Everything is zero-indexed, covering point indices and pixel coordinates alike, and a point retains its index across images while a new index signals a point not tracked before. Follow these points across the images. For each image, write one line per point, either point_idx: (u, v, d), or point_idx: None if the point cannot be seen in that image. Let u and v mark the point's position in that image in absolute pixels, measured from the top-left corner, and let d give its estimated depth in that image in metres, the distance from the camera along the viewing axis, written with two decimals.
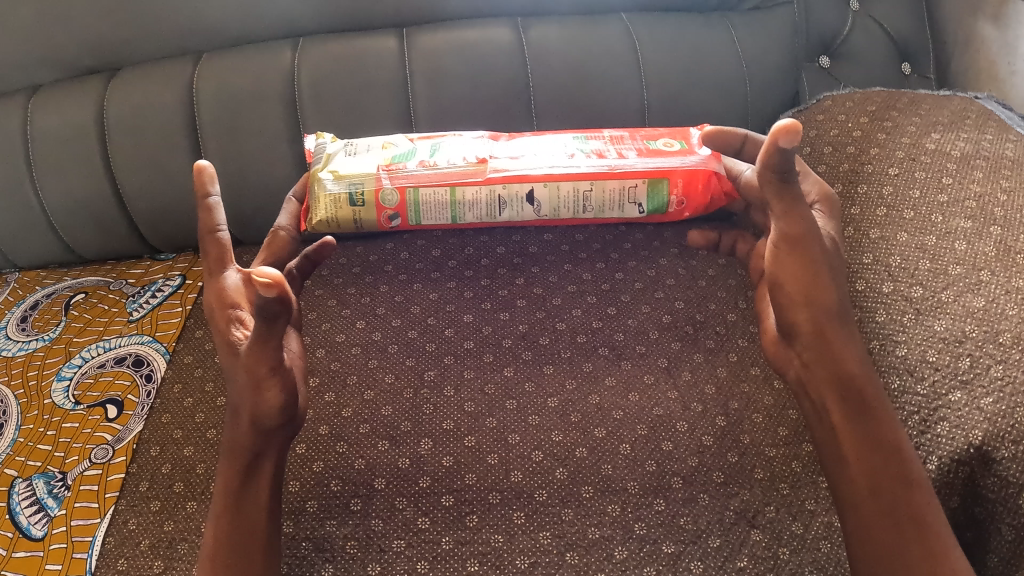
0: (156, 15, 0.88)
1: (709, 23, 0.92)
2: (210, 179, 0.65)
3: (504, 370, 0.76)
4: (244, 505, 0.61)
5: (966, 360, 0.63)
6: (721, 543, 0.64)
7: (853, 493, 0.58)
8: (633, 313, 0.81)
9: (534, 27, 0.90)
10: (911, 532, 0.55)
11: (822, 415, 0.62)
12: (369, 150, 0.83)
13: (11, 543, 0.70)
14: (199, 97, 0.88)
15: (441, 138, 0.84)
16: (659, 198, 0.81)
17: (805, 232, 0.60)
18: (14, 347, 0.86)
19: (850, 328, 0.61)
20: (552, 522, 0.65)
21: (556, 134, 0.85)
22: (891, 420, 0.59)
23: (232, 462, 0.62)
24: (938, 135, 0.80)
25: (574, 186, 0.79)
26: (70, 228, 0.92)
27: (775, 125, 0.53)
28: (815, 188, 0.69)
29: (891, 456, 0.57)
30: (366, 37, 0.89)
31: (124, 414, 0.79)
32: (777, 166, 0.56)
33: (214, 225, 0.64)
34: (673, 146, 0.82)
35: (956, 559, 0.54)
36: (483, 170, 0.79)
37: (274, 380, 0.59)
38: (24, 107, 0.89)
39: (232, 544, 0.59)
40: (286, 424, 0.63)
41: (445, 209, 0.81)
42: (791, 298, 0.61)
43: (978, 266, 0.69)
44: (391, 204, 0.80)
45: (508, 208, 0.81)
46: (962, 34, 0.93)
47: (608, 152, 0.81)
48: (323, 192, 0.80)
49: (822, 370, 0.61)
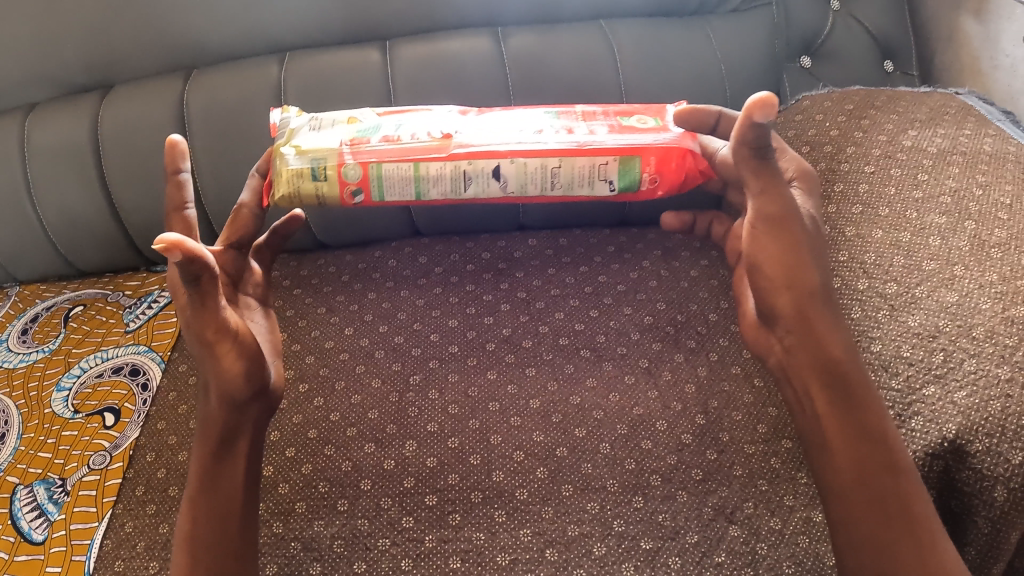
0: (143, 32, 0.90)
1: (687, 27, 0.93)
2: (180, 155, 0.64)
3: (488, 373, 0.78)
4: (221, 486, 0.63)
5: (939, 354, 0.64)
6: (699, 538, 0.65)
7: (839, 482, 0.60)
8: (615, 315, 0.82)
9: (515, 35, 0.91)
10: (900, 520, 0.57)
11: (806, 404, 0.63)
12: (334, 124, 0.80)
13: (12, 547, 0.72)
14: (188, 112, 0.90)
15: (409, 114, 0.81)
16: (631, 175, 0.77)
17: (783, 211, 0.60)
18: (16, 359, 0.88)
19: (833, 310, 0.62)
20: (533, 520, 0.67)
21: (528, 110, 0.82)
22: (875, 404, 0.61)
23: (206, 439, 0.63)
24: (914, 132, 0.81)
25: (542, 162, 0.76)
26: (68, 241, 0.94)
27: (749, 99, 0.55)
28: (793, 166, 0.70)
29: (878, 446, 0.59)
30: (351, 50, 0.91)
31: (121, 421, 0.81)
32: (750, 140, 0.58)
33: (181, 202, 0.64)
34: (647, 123, 0.80)
35: (945, 547, 0.55)
36: (447, 144, 0.75)
37: (226, 345, 0.60)
38: (20, 125, 0.92)
39: (210, 524, 0.61)
40: (258, 397, 0.65)
41: (408, 184, 0.77)
42: (772, 284, 0.62)
43: (952, 261, 0.70)
44: (354, 178, 0.76)
45: (474, 184, 0.77)
46: (946, 30, 0.95)
47: (579, 128, 0.78)
48: (285, 165, 0.76)
49: (804, 355, 0.62)
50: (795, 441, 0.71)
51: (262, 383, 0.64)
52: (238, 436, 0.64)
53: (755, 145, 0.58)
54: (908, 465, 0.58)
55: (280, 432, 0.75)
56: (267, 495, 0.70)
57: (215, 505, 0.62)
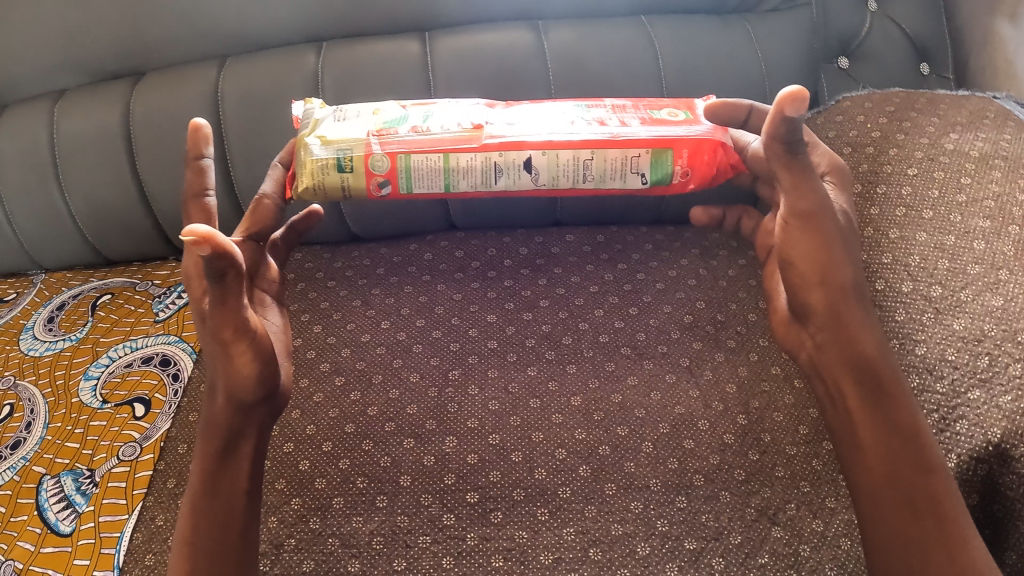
0: (178, 20, 0.89)
1: (727, 25, 0.92)
2: (204, 139, 0.62)
3: (528, 370, 0.77)
4: (224, 490, 0.62)
5: (984, 358, 0.64)
6: (742, 539, 0.65)
7: (869, 481, 0.58)
8: (654, 313, 0.82)
9: (555, 30, 0.91)
10: (929, 519, 0.55)
11: (837, 401, 0.62)
12: (358, 115, 0.78)
13: (39, 538, 0.71)
14: (223, 105, 0.89)
15: (434, 106, 0.79)
16: (663, 167, 0.76)
17: (815, 207, 0.60)
18: (41, 347, 0.87)
19: (864, 308, 0.62)
20: (575, 519, 0.66)
21: (555, 103, 0.80)
22: (906, 401, 0.59)
23: (210, 441, 0.62)
24: (956, 135, 0.81)
25: (574, 154, 0.75)
26: (96, 229, 0.94)
27: (781, 93, 0.54)
28: (824, 159, 0.69)
29: (909, 442, 0.58)
30: (389, 41, 0.90)
31: (151, 412, 0.80)
32: (783, 135, 0.58)
33: (201, 188, 0.63)
34: (678, 116, 0.78)
35: (977, 543, 0.54)
36: (477, 135, 0.74)
37: (242, 345, 0.59)
38: (50, 111, 0.91)
39: (212, 527, 0.60)
40: (264, 401, 0.63)
41: (438, 176, 0.75)
42: (803, 279, 0.61)
43: (997, 265, 0.69)
44: (382, 170, 0.75)
45: (504, 176, 0.76)
46: (980, 34, 0.93)
47: (610, 120, 0.77)
48: (309, 156, 0.74)
49: (834, 352, 0.62)
50: None
51: (271, 387, 0.63)
52: (241, 439, 0.63)
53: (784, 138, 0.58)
54: (939, 462, 0.57)
55: (315, 426, 0.74)
56: (303, 490, 0.70)
57: (217, 509, 0.61)
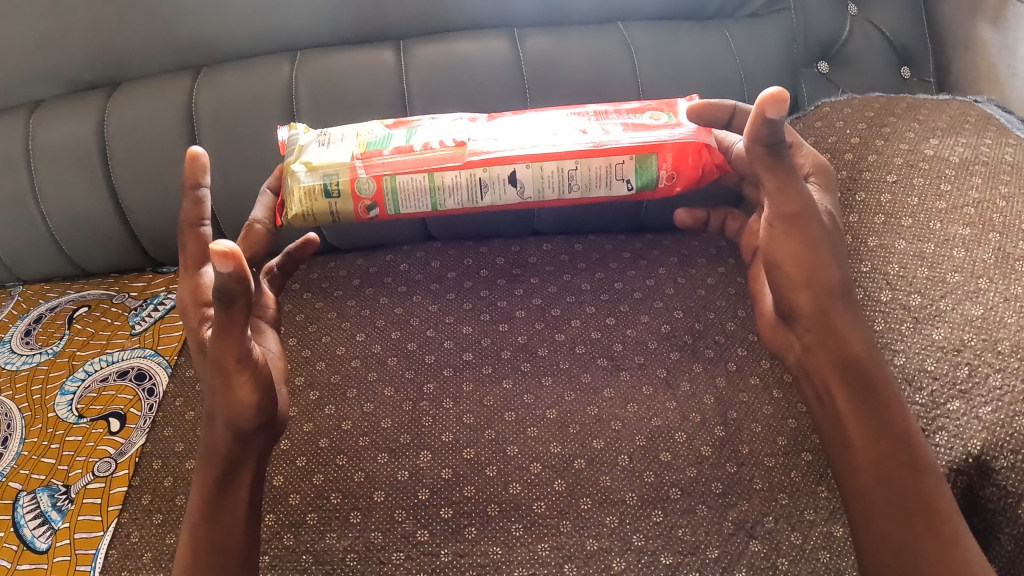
0: (150, 30, 0.88)
1: (705, 31, 0.91)
2: (202, 168, 0.61)
3: (503, 382, 0.76)
4: (222, 517, 0.61)
5: (964, 368, 0.63)
6: (719, 553, 0.64)
7: (860, 483, 0.57)
8: (632, 323, 0.81)
9: (532, 37, 0.90)
10: (921, 519, 0.54)
11: (825, 403, 0.61)
12: (343, 138, 0.77)
13: (14, 555, 0.70)
14: (198, 116, 0.88)
15: (418, 123, 0.79)
16: (648, 173, 0.75)
17: (801, 209, 0.59)
18: (18, 361, 0.86)
19: (853, 310, 0.61)
20: (550, 533, 0.65)
21: (540, 113, 0.79)
22: (898, 402, 0.58)
23: (209, 470, 0.62)
24: (936, 140, 0.80)
25: (558, 165, 0.74)
26: (72, 241, 0.93)
27: (761, 95, 0.54)
28: (809, 160, 0.68)
29: (900, 442, 0.57)
30: (364, 50, 0.89)
31: (126, 427, 0.79)
32: (764, 139, 0.56)
33: (197, 219, 0.62)
34: (661, 119, 0.76)
35: (971, 546, 0.53)
36: (461, 154, 0.73)
37: (244, 376, 0.57)
38: (25, 122, 0.90)
39: (209, 552, 0.60)
40: (264, 428, 0.62)
41: (424, 195, 0.75)
42: (790, 281, 0.60)
43: (977, 274, 0.69)
44: (368, 193, 0.74)
45: (490, 192, 0.75)
46: (963, 35, 0.94)
47: (593, 128, 0.76)
48: (296, 183, 0.74)
49: (824, 354, 0.60)
50: (815, 455, 0.70)
51: (271, 416, 0.62)
52: (241, 467, 0.62)
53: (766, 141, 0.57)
54: (930, 462, 0.56)
55: (290, 441, 0.73)
56: (277, 506, 0.69)
57: (215, 538, 0.60)
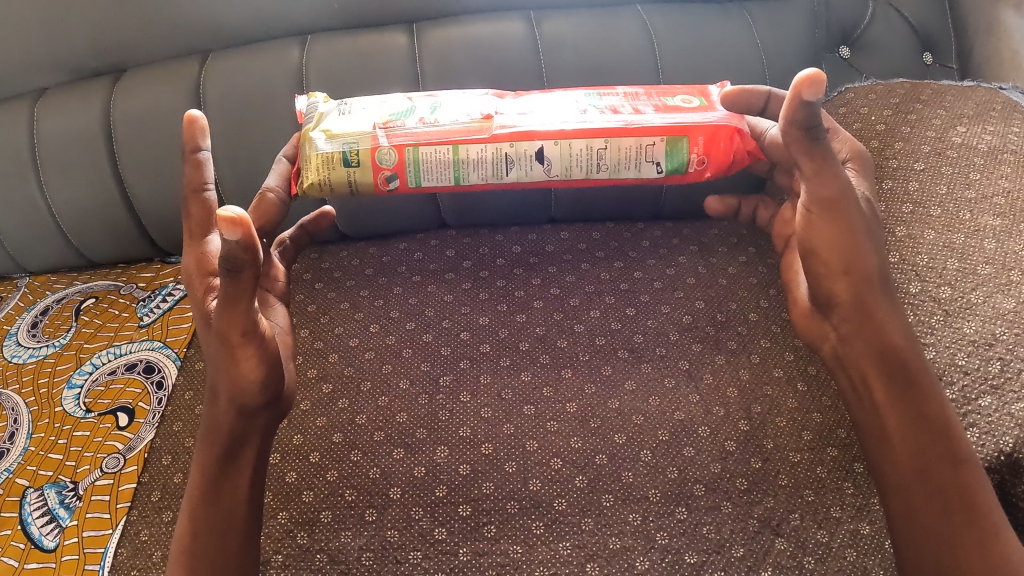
0: (154, 17, 0.86)
1: (725, 13, 0.88)
2: (200, 131, 0.60)
3: (522, 375, 0.75)
4: (224, 498, 0.59)
5: (996, 363, 0.62)
6: (745, 552, 0.62)
7: (897, 475, 0.56)
8: (653, 314, 0.79)
9: (547, 20, 0.87)
10: (959, 514, 0.53)
11: (863, 396, 0.59)
12: (363, 109, 0.75)
13: (22, 554, 0.69)
14: (205, 102, 0.86)
15: (442, 96, 0.77)
16: (679, 156, 0.73)
17: (838, 193, 0.57)
18: (25, 354, 0.85)
19: (892, 297, 0.59)
20: (572, 532, 0.64)
21: (566, 91, 0.77)
22: (937, 393, 0.56)
23: (211, 446, 0.60)
24: (963, 128, 0.78)
25: (587, 143, 0.72)
26: (79, 232, 0.91)
27: (797, 76, 0.51)
28: (846, 146, 0.67)
29: (938, 435, 0.55)
30: (376, 33, 0.86)
31: (135, 422, 0.78)
32: (800, 122, 0.54)
33: (201, 182, 0.60)
34: (693, 102, 0.74)
35: (1010, 539, 0.51)
36: (486, 126, 0.71)
37: (249, 349, 0.57)
38: (29, 111, 0.88)
39: (209, 534, 0.58)
40: (269, 406, 0.61)
41: (447, 168, 0.73)
42: (828, 268, 0.58)
43: (1009, 266, 0.67)
44: (389, 164, 0.72)
45: (516, 168, 0.73)
46: (984, 21, 0.89)
47: (624, 108, 0.74)
48: (314, 150, 0.72)
49: (861, 345, 0.59)
50: (842, 450, 0.68)
51: (276, 393, 0.61)
52: (245, 445, 0.61)
53: (803, 125, 0.54)
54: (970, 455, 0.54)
55: (303, 436, 0.72)
56: (290, 503, 0.67)
57: (215, 519, 0.59)
